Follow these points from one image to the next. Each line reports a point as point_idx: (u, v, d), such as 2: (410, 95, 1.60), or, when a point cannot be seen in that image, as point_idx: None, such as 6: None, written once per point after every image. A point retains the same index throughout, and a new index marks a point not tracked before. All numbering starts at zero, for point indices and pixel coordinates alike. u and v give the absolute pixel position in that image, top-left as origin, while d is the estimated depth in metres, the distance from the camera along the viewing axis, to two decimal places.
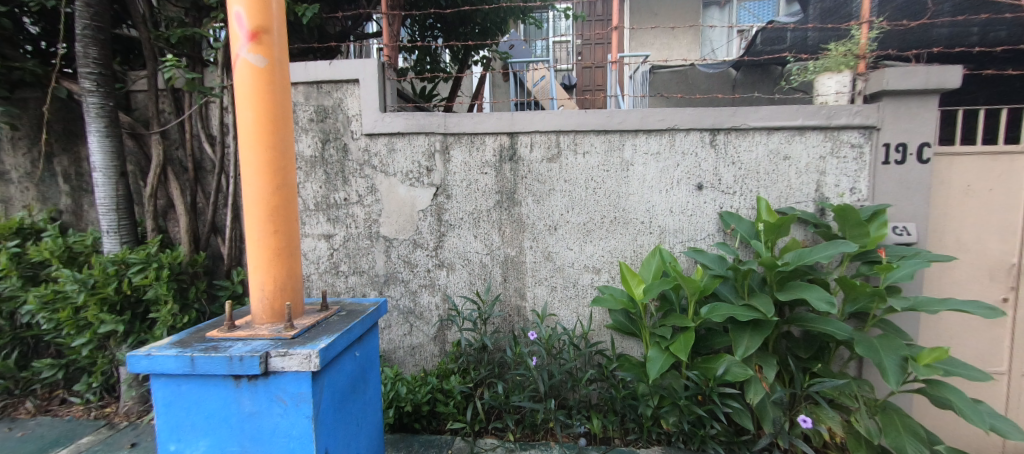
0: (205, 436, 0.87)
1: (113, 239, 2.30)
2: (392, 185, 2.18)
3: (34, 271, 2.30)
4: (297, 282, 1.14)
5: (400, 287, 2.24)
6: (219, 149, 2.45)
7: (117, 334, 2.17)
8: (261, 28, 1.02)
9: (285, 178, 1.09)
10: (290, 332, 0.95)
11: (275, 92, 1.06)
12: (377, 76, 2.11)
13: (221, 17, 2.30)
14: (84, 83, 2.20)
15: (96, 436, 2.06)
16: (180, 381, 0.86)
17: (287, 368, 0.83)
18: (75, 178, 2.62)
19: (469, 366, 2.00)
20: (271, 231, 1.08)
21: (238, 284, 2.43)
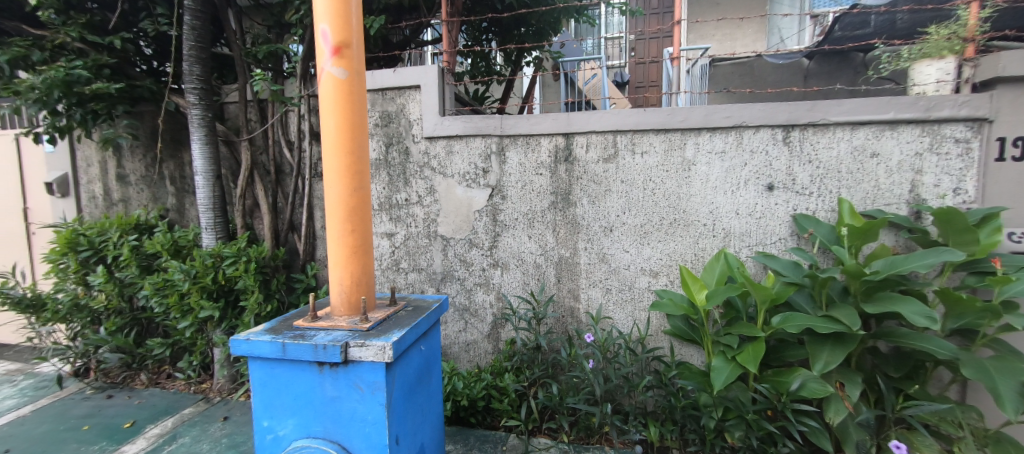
0: (294, 415, 0.97)
1: (211, 235, 2.60)
2: (450, 186, 2.26)
3: (148, 261, 2.66)
4: (370, 278, 1.23)
5: (456, 284, 2.32)
6: (297, 154, 2.67)
7: (213, 319, 2.45)
8: (343, 43, 1.11)
9: (362, 181, 1.18)
10: (365, 325, 1.03)
11: (354, 102, 1.15)
12: (438, 82, 2.20)
13: (300, 33, 2.52)
14: (190, 97, 2.51)
15: (196, 408, 2.35)
16: (273, 364, 0.96)
17: (364, 358, 0.90)
18: (179, 181, 2.99)
19: (522, 365, 2.02)
20: (349, 230, 1.17)
21: (311, 278, 2.64)
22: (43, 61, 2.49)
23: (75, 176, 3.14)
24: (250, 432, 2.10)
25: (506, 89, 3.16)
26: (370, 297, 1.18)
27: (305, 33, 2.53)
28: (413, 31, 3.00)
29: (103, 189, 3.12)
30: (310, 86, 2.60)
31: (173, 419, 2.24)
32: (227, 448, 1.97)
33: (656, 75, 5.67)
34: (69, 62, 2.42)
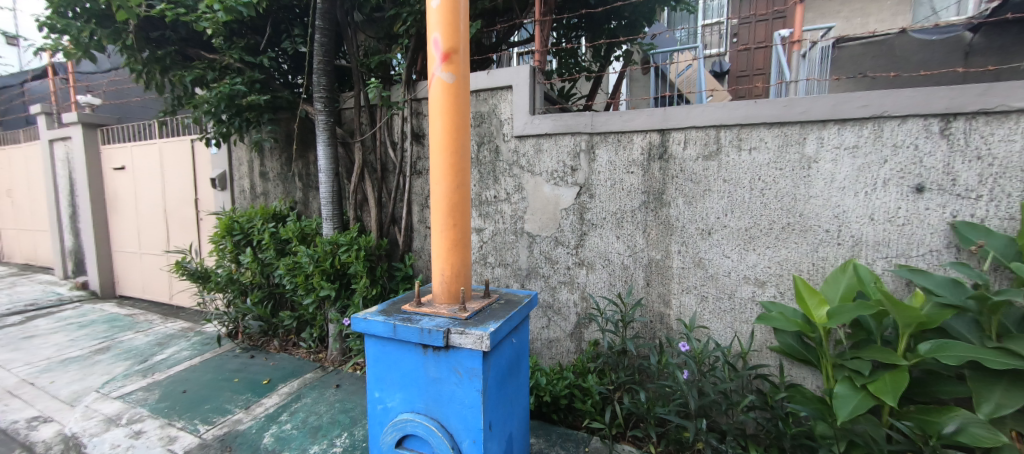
0: (400, 390, 1.07)
1: (330, 224, 2.97)
2: (538, 184, 2.29)
3: (281, 246, 3.14)
4: (468, 270, 1.30)
5: (540, 281, 2.35)
6: (400, 153, 2.91)
7: (330, 298, 2.80)
8: (451, 49, 1.19)
9: (463, 179, 1.26)
10: (464, 314, 1.10)
11: (459, 104, 1.22)
12: (529, 81, 2.23)
13: (406, 43, 2.76)
14: (317, 105, 2.89)
15: (315, 374, 2.72)
16: (385, 342, 1.08)
17: (464, 344, 0.96)
18: (305, 177, 3.45)
19: (606, 367, 1.97)
20: (451, 224, 1.26)
21: (409, 267, 2.88)
22: (213, 79, 3.06)
23: (231, 174, 3.82)
24: (357, 400, 2.37)
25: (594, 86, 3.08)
26: (467, 288, 1.25)
27: (409, 42, 2.76)
28: (504, 33, 3.08)
29: (250, 184, 3.74)
30: (412, 90, 2.82)
31: (299, 381, 2.63)
32: (339, 412, 2.24)
33: (763, 62, 5.10)
34: (231, 79, 2.94)
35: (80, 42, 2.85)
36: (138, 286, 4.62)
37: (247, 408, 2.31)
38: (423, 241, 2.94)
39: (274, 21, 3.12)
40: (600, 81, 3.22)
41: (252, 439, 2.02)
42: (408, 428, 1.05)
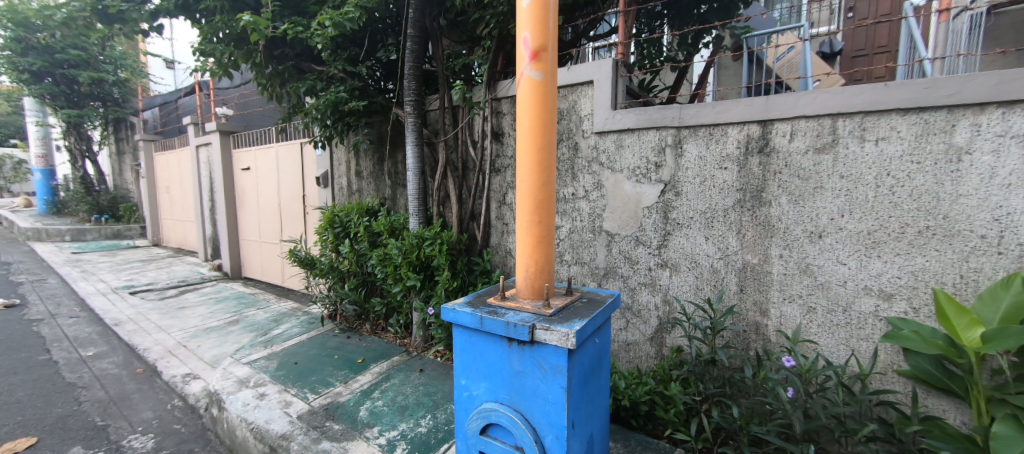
0: (485, 380, 1.11)
1: (415, 219, 3.17)
2: (619, 181, 2.21)
3: (374, 238, 3.43)
4: (551, 267, 1.31)
5: (618, 282, 2.27)
6: (480, 151, 3.00)
7: (416, 288, 3.00)
8: (540, 47, 1.20)
9: (548, 176, 1.26)
10: (548, 310, 1.10)
11: (547, 101, 1.23)
12: (612, 75, 2.16)
13: (488, 44, 2.84)
14: (407, 107, 3.09)
15: (402, 357, 2.93)
16: (471, 333, 1.12)
17: (549, 341, 0.97)
18: (394, 176, 3.72)
19: (690, 376, 1.85)
20: (536, 221, 1.27)
21: (487, 262, 2.98)
22: (321, 88, 3.43)
23: (332, 172, 4.27)
24: (439, 385, 2.52)
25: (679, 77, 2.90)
26: (552, 285, 1.26)
27: (492, 43, 2.84)
28: (584, 27, 3.02)
29: (348, 181, 4.14)
30: (493, 90, 2.89)
31: (388, 362, 2.86)
32: (423, 395, 2.40)
33: (888, 38, 4.35)
34: (336, 87, 3.28)
35: (222, 62, 3.38)
36: (259, 270, 5.36)
37: (345, 383, 2.57)
38: (501, 237, 3.02)
39: (371, 33, 3.41)
40: (686, 72, 3.01)
41: (351, 410, 2.25)
42: (493, 417, 1.09)
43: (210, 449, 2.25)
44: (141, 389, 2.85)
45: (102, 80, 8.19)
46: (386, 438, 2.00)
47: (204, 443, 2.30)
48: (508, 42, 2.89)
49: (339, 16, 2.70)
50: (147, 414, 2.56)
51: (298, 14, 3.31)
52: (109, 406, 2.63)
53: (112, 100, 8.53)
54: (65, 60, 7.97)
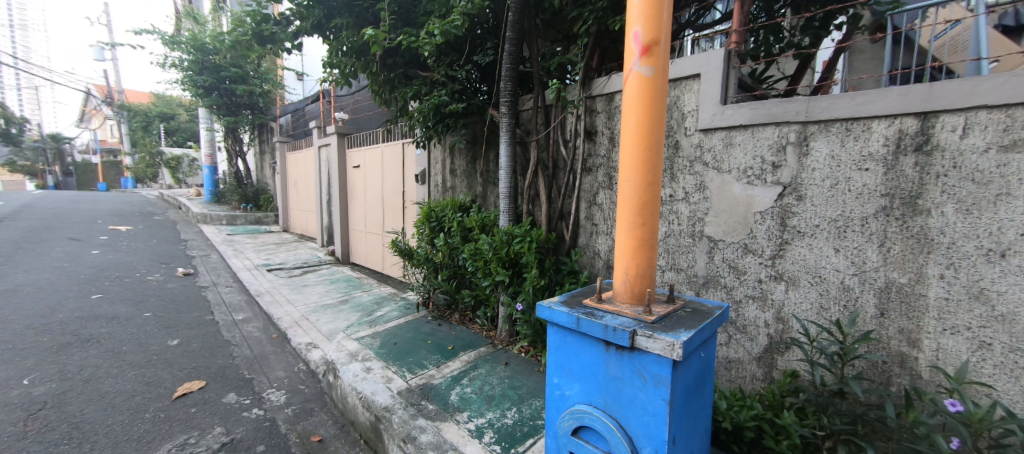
0: (578, 381, 1.11)
1: (506, 217, 3.21)
2: (726, 183, 2.01)
3: (466, 233, 3.60)
4: (653, 272, 1.26)
5: (720, 292, 2.09)
6: (571, 150, 2.96)
7: (504, 284, 3.06)
8: (652, 41, 1.15)
9: (654, 176, 1.21)
10: (649, 316, 1.06)
11: (656, 98, 1.18)
12: (723, 67, 1.98)
13: (585, 42, 2.80)
14: (503, 108, 3.14)
15: (488, 349, 3.05)
16: (566, 333, 1.12)
17: (652, 349, 0.94)
18: (486, 174, 3.88)
19: (808, 406, 1.62)
20: (639, 224, 1.23)
21: (575, 262, 2.95)
22: (426, 93, 3.71)
23: (429, 170, 4.59)
24: (523, 380, 2.57)
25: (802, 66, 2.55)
26: (654, 291, 1.21)
27: (589, 40, 2.79)
28: (689, 17, 2.77)
29: (443, 179, 4.42)
30: (587, 89, 2.85)
31: (476, 352, 2.99)
32: (508, 388, 2.47)
33: None
34: (439, 91, 3.51)
35: (344, 73, 3.84)
36: (364, 257, 5.98)
37: (438, 367, 2.75)
38: (589, 238, 2.97)
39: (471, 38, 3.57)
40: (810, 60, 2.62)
41: (443, 393, 2.40)
42: (585, 420, 1.09)
43: (326, 410, 2.57)
44: (276, 352, 3.37)
45: (252, 92, 9.85)
46: (475, 424, 2.09)
47: (322, 404, 2.64)
48: (605, 38, 2.82)
49: (446, 25, 2.87)
50: (280, 373, 3.02)
51: (409, 25, 3.60)
52: (253, 363, 3.16)
53: (257, 108, 10.21)
54: (228, 77, 9.73)
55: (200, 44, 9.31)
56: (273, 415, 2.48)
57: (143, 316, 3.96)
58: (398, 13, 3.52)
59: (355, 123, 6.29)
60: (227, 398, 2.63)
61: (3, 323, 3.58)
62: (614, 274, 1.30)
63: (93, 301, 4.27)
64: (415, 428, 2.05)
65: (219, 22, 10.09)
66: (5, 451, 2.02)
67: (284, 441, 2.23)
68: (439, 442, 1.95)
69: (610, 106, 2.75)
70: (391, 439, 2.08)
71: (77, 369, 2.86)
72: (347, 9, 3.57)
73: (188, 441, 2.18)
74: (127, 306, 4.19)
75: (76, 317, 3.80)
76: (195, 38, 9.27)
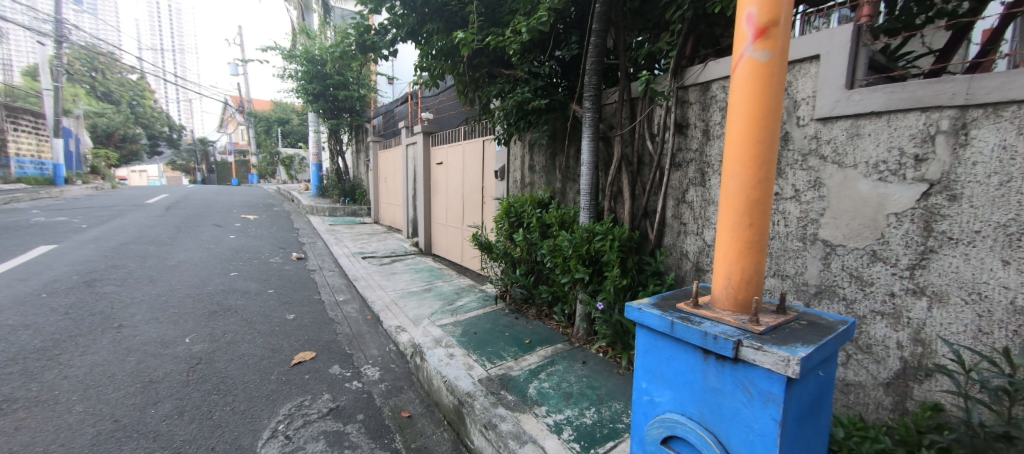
0: (670, 389, 1.08)
1: (586, 214, 3.11)
2: (849, 180, 1.75)
3: (544, 229, 3.59)
4: (760, 277, 1.18)
5: (837, 304, 1.83)
6: (659, 144, 2.79)
7: (583, 282, 2.97)
8: (769, 23, 1.07)
9: (766, 172, 1.14)
10: (757, 327, 0.99)
11: (771, 85, 1.10)
12: (850, 45, 1.71)
13: (679, 29, 2.61)
14: (586, 102, 3.03)
15: (565, 345, 3.04)
16: (658, 337, 1.10)
17: (761, 363, 0.89)
18: (566, 170, 3.85)
19: (956, 447, 1.36)
20: (747, 224, 1.17)
21: (660, 263, 2.80)
22: (509, 91, 3.78)
23: (509, 167, 4.69)
24: (602, 380, 2.51)
25: (956, 38, 2.09)
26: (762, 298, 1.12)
27: (682, 27, 2.59)
28: None
29: (523, 175, 4.48)
30: (679, 78, 2.66)
31: (553, 348, 3.00)
32: (587, 387, 2.44)
33: None
34: (522, 89, 3.55)
35: (433, 75, 4.07)
36: (444, 249, 6.30)
37: (516, 359, 2.81)
38: (677, 237, 2.80)
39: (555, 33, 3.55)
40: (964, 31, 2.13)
41: (521, 386, 2.45)
42: (677, 430, 1.06)
43: (414, 389, 2.78)
44: (371, 332, 3.72)
45: (351, 97, 10.91)
46: (553, 420, 2.10)
47: (410, 383, 2.86)
48: (702, 23, 2.61)
49: (533, 22, 2.86)
50: (375, 351, 3.33)
51: (494, 25, 3.68)
52: (352, 341, 3.53)
53: (355, 112, 11.25)
54: (332, 84, 10.85)
55: (311, 56, 10.54)
56: (370, 388, 2.74)
57: (268, 292, 4.63)
58: (486, 15, 3.61)
59: (439, 122, 6.60)
60: (333, 369, 2.97)
61: (170, 291, 4.43)
62: (714, 277, 1.24)
63: (232, 277, 5.10)
64: (495, 416, 2.12)
65: (325, 35, 11.27)
66: (173, 394, 2.50)
67: (379, 412, 2.45)
68: (518, 433, 2.00)
69: (705, 96, 2.54)
70: (473, 423, 2.17)
71: (221, 333, 3.44)
72: (438, 14, 3.76)
73: (303, 402, 2.50)
74: (255, 283, 4.93)
75: (220, 290, 4.56)
76: (307, 51, 10.50)
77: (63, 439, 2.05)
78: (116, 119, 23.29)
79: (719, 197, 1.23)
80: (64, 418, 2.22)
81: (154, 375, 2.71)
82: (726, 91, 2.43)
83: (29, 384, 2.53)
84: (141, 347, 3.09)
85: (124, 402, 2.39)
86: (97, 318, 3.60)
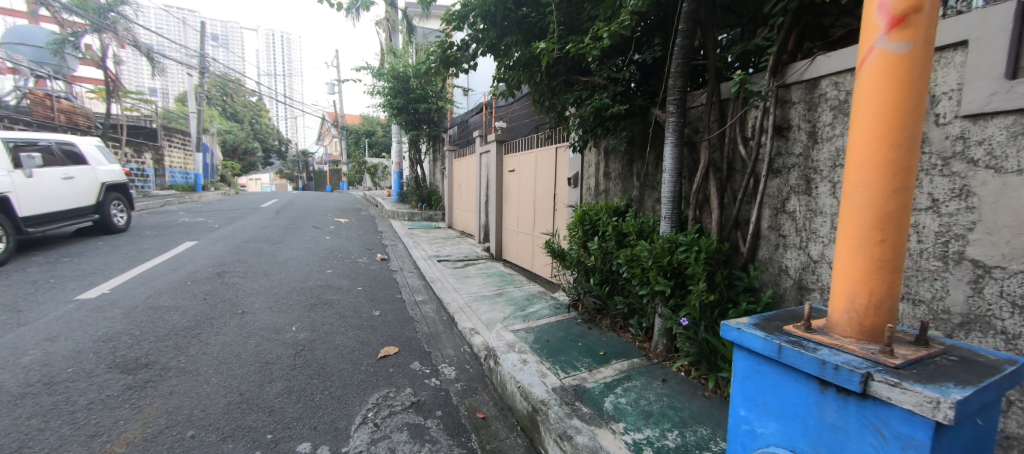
0: (776, 419, 1.05)
1: (668, 224, 2.93)
2: (1010, 187, 1.44)
3: (621, 238, 3.46)
4: (894, 301, 1.07)
5: (992, 339, 1.52)
6: (754, 149, 2.55)
7: (663, 294, 2.78)
8: (908, 10, 1.00)
9: (904, 180, 1.03)
10: (892, 360, 0.89)
11: (912, 80, 1.01)
12: (1014, 26, 1.41)
13: (780, 22, 2.37)
14: (670, 107, 2.86)
15: (643, 361, 2.91)
16: (761, 361, 1.09)
17: (900, 402, 0.81)
18: (644, 178, 3.71)
19: None
20: (878, 240, 1.06)
21: (753, 278, 2.55)
22: (586, 97, 3.72)
23: (582, 174, 4.63)
24: (685, 401, 2.35)
25: None
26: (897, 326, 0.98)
27: (784, 20, 2.36)
28: None
29: (598, 183, 4.40)
30: (780, 76, 2.41)
31: (629, 362, 2.88)
32: (668, 407, 2.30)
33: None
34: (599, 95, 3.46)
35: (510, 85, 4.17)
36: (515, 254, 6.38)
37: (590, 371, 2.74)
38: (774, 251, 2.54)
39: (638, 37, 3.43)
40: None
41: (596, 398, 2.38)
42: None
43: (488, 391, 2.84)
44: (447, 332, 3.89)
45: (430, 109, 11.59)
46: (632, 438, 2.01)
47: (484, 385, 2.93)
48: (807, 14, 2.35)
49: (615, 27, 2.79)
50: (451, 351, 3.48)
51: (573, 33, 3.67)
52: (431, 339, 3.72)
53: (433, 123, 11.91)
54: (414, 98, 11.63)
55: (397, 73, 11.39)
56: (447, 386, 2.86)
57: (357, 290, 5.08)
58: (564, 23, 3.61)
59: (511, 130, 6.72)
60: (414, 365, 3.15)
61: (280, 284, 5.05)
62: (834, 296, 1.15)
63: (328, 274, 5.68)
64: (571, 427, 2.09)
65: (409, 53, 12.13)
66: (283, 375, 2.85)
67: (456, 411, 2.55)
68: (595, 447, 1.94)
69: (812, 94, 2.27)
70: (548, 432, 2.16)
71: (320, 324, 3.85)
72: (517, 26, 3.84)
73: (389, 394, 2.69)
74: (347, 280, 5.44)
75: (318, 286, 5.10)
76: (393, 69, 11.37)
77: (202, 406, 2.43)
78: (241, 135, 27.32)
79: (841, 208, 1.15)
80: (204, 388, 2.63)
81: (268, 357, 3.11)
82: (839, 87, 2.14)
83: (178, 356, 3.04)
84: (259, 332, 3.57)
85: (246, 379, 2.77)
86: (226, 304, 4.23)
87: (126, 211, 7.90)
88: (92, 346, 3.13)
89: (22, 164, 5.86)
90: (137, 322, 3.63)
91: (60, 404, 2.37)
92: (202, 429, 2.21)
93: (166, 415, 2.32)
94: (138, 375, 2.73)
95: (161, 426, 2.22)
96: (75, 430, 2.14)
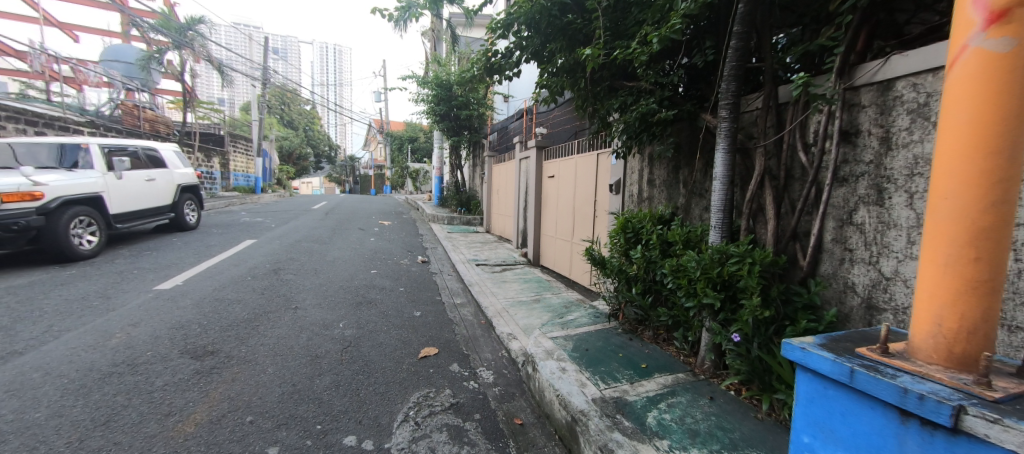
0: (843, 449, 0.99)
1: (718, 234, 2.79)
2: None
3: (665, 247, 3.34)
4: (991, 326, 0.96)
5: None
6: (816, 155, 2.38)
7: (712, 308, 2.65)
8: (1011, 5, 0.90)
9: (1003, 192, 0.93)
10: (989, 393, 0.80)
11: (1014, 81, 0.91)
12: None
13: (848, 21, 2.20)
14: (722, 112, 2.73)
15: (688, 376, 2.78)
16: (829, 385, 1.03)
17: (1000, 441, 0.73)
18: (692, 186, 3.58)
19: None
20: (971, 257, 0.96)
21: (814, 294, 2.38)
22: (631, 103, 3.63)
23: (625, 181, 4.53)
24: (735, 422, 2.22)
25: None
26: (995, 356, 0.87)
27: (853, 19, 2.20)
28: None
29: (641, 190, 4.29)
30: (847, 78, 2.23)
31: (673, 377, 2.77)
32: (717, 427, 2.18)
33: None
34: (645, 100, 3.36)
35: (553, 91, 4.16)
36: (552, 261, 6.34)
37: (632, 383, 2.66)
38: (838, 265, 2.35)
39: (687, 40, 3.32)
40: None
41: (638, 413, 2.30)
42: None
43: (526, 397, 2.83)
44: (485, 336, 3.92)
45: (472, 115, 11.81)
46: None
47: (521, 391, 2.92)
48: (880, 11, 2.18)
49: (665, 31, 2.71)
50: (488, 355, 3.50)
51: (619, 38, 3.61)
52: (469, 342, 3.77)
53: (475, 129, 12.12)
54: (457, 104, 11.91)
55: (441, 81, 11.70)
56: (485, 390, 2.88)
57: (399, 290, 5.25)
58: (611, 29, 3.57)
59: (552, 136, 6.71)
60: (453, 367, 3.20)
61: (328, 282, 5.33)
62: (919, 318, 1.06)
63: (371, 274, 5.91)
64: (612, 440, 2.03)
65: (453, 62, 12.45)
66: (331, 369, 2.98)
67: (494, 415, 2.56)
68: None
69: (885, 96, 2.09)
70: (588, 444, 2.11)
71: (365, 322, 4.01)
72: (562, 33, 3.82)
73: (429, 394, 2.74)
74: (389, 281, 5.64)
75: (363, 285, 5.32)
76: (437, 77, 11.71)
77: (259, 394, 2.60)
78: (296, 141, 29.20)
79: (928, 222, 1.06)
80: (261, 376, 2.81)
81: (318, 351, 3.27)
82: (918, 89, 1.96)
83: (238, 346, 3.27)
84: (309, 327, 3.77)
85: (297, 370, 2.93)
86: (280, 299, 4.52)
87: (197, 211, 8.65)
88: (166, 333, 3.44)
89: (114, 167, 6.56)
90: (204, 312, 3.95)
91: (140, 384, 2.61)
92: (260, 416, 2.36)
93: (228, 400, 2.50)
94: (205, 361, 2.97)
95: (224, 410, 2.39)
96: (153, 408, 2.36)
